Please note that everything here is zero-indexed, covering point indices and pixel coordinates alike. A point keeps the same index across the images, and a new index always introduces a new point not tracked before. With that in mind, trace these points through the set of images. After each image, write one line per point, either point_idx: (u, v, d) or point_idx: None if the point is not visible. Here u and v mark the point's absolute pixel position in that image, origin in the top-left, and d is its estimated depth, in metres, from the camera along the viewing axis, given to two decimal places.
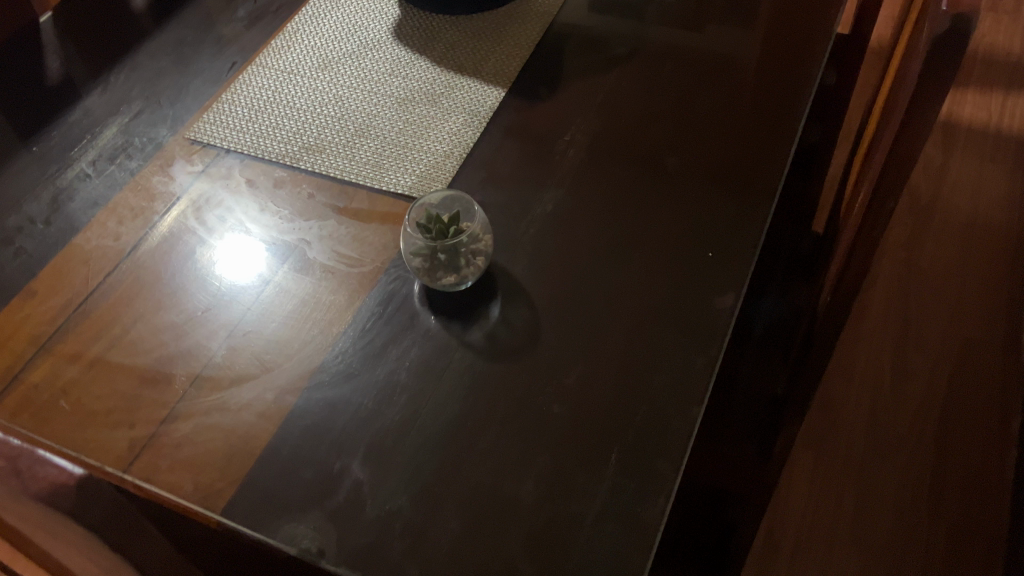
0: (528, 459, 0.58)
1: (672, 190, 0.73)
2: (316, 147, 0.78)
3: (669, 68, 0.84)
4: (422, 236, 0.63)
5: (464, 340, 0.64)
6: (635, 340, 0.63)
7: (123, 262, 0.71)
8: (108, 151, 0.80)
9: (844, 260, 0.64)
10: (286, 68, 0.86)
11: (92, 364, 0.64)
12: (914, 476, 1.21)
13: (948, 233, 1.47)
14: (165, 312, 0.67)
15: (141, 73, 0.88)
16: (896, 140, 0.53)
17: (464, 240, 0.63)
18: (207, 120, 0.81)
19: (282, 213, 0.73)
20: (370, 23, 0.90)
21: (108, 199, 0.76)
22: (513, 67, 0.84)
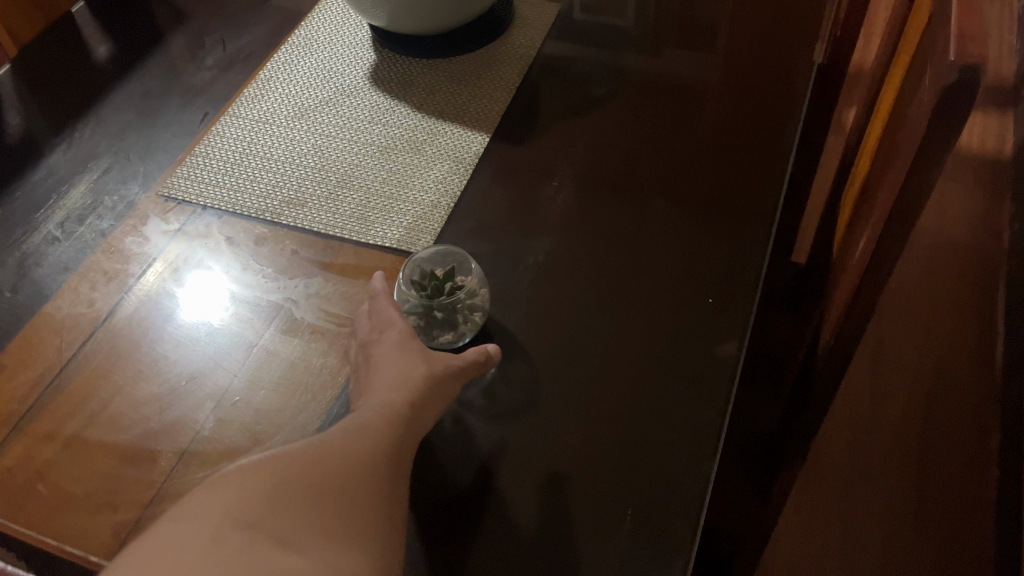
0: (537, 526, 0.56)
1: (665, 235, 0.72)
2: (298, 201, 0.75)
3: (652, 107, 0.83)
4: (416, 295, 0.62)
5: (462, 401, 0.63)
6: (639, 394, 0.62)
7: (99, 330, 0.67)
8: (77, 212, 0.76)
9: (844, 304, 0.63)
10: (261, 118, 0.83)
11: (69, 444, 0.61)
12: (900, 500, 1.21)
13: (917, 255, 1.49)
14: (147, 383, 0.64)
15: (108, 127, 0.85)
16: (900, 187, 0.53)
17: (460, 299, 0.62)
18: (181, 175, 0.78)
19: (265, 271, 0.70)
20: (345, 68, 0.88)
21: (80, 262, 0.72)
22: (495, 111, 0.83)
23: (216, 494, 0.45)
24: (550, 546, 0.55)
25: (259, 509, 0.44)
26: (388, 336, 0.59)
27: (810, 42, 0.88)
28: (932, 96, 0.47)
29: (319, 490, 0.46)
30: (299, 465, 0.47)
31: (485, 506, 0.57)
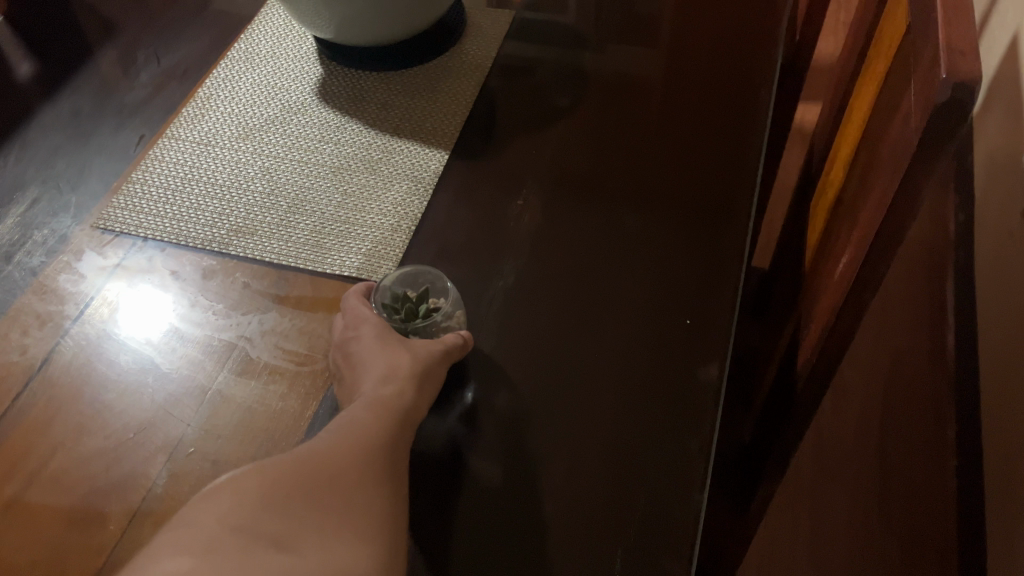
0: (524, 571, 0.52)
1: (637, 253, 0.69)
2: (247, 229, 0.70)
3: (615, 117, 0.80)
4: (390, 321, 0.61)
5: (434, 439, 0.59)
6: (621, 425, 0.59)
7: (35, 379, 0.62)
8: (2, 249, 0.70)
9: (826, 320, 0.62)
10: (202, 139, 0.78)
11: (5, 510, 0.55)
12: (864, 498, 1.21)
13: None
14: (91, 436, 0.59)
15: (34, 153, 0.79)
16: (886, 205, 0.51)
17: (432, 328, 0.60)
18: (117, 204, 0.73)
19: (215, 307, 0.66)
20: (290, 83, 0.83)
21: (9, 304, 0.66)
22: (452, 126, 0.80)
23: (213, 501, 0.43)
24: None
25: (274, 495, 0.44)
26: (365, 333, 0.59)
27: (770, 46, 0.86)
28: (923, 110, 0.45)
29: (328, 486, 0.46)
30: (306, 460, 0.47)
31: (467, 552, 0.53)
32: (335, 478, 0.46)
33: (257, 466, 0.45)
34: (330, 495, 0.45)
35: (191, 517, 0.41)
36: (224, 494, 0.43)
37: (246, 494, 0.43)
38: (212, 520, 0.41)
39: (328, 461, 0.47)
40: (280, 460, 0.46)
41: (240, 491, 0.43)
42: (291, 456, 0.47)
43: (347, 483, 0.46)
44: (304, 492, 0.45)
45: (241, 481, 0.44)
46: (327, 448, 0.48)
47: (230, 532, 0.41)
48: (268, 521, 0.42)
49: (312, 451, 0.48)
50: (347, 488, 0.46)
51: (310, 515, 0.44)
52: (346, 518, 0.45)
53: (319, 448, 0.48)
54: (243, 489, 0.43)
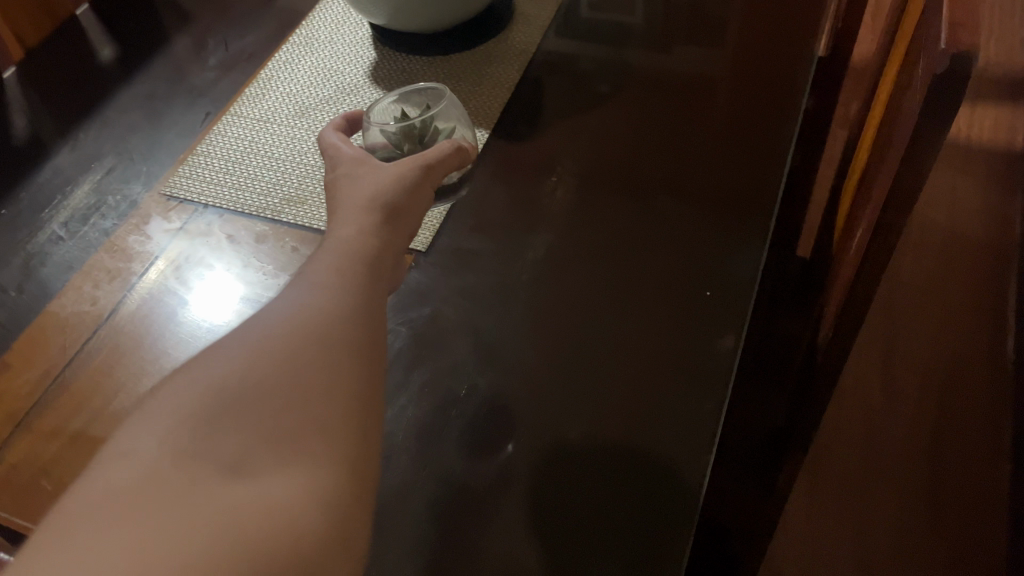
0: (534, 518, 0.56)
1: (664, 229, 0.72)
2: (298, 198, 0.76)
3: (652, 102, 0.83)
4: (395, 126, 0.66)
5: (459, 394, 0.63)
6: (637, 388, 0.62)
7: (102, 327, 0.68)
8: (81, 212, 0.77)
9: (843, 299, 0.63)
10: (262, 117, 0.84)
11: (72, 441, 0.61)
12: (914, 492, 1.17)
13: (926, 248, 1.47)
14: (148, 379, 0.64)
15: (112, 129, 0.86)
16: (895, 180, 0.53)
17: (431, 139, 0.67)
18: (183, 174, 0.79)
19: (265, 268, 0.71)
20: (345, 67, 0.89)
21: (83, 261, 0.73)
22: (494, 108, 0.84)
23: (173, 410, 0.41)
24: (547, 540, 0.55)
25: (224, 413, 0.41)
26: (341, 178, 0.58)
27: (811, 36, 0.88)
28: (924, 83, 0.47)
29: (285, 392, 0.42)
30: (266, 364, 0.43)
31: (483, 500, 0.57)
32: (296, 382, 0.42)
33: (214, 372, 0.43)
34: (288, 401, 0.42)
35: (141, 430, 0.40)
36: (182, 397, 0.42)
37: (193, 410, 0.41)
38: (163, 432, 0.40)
39: (289, 364, 0.43)
40: (237, 366, 0.43)
41: (190, 407, 0.41)
42: (252, 360, 0.43)
43: (309, 390, 0.42)
44: (263, 404, 0.41)
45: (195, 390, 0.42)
46: (293, 344, 0.44)
47: (181, 451, 0.39)
48: (217, 438, 0.40)
49: (270, 354, 0.44)
50: (312, 392, 0.42)
51: (262, 430, 0.40)
52: (311, 429, 0.41)
53: (280, 347, 0.44)
54: (195, 404, 0.41)
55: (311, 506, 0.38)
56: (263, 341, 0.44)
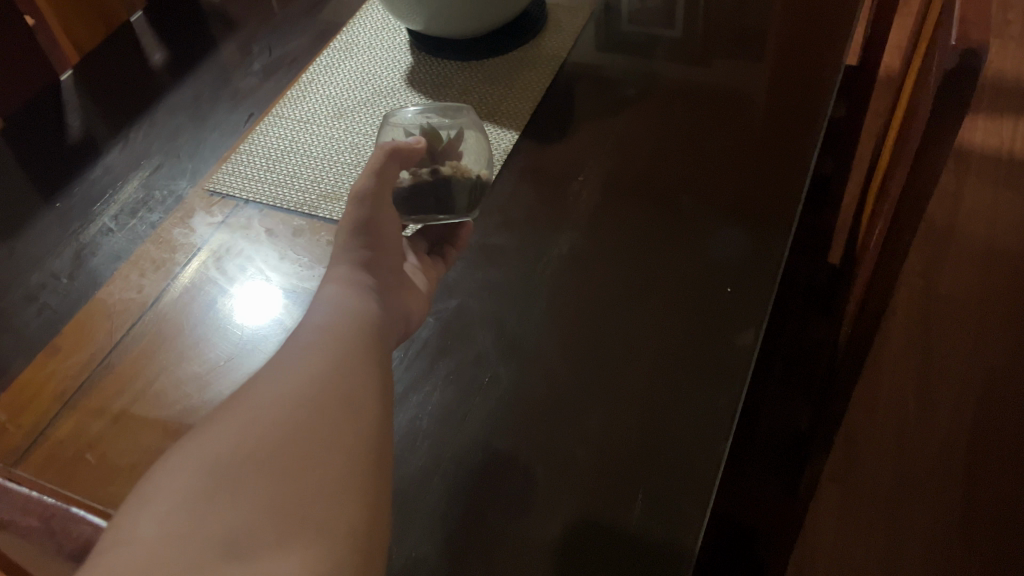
0: (552, 502, 0.58)
1: (687, 229, 0.74)
2: (333, 195, 0.78)
3: (679, 106, 0.85)
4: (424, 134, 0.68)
5: (483, 382, 0.65)
6: (656, 379, 0.63)
7: (146, 315, 0.71)
8: (129, 206, 0.81)
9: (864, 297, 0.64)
10: (302, 118, 0.87)
11: (116, 419, 0.64)
12: (945, 507, 1.16)
13: (967, 256, 1.44)
14: (188, 363, 0.67)
15: (160, 129, 0.90)
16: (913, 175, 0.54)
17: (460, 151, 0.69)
18: (226, 171, 0.83)
19: (301, 261, 0.74)
20: (382, 71, 0.92)
21: (130, 252, 0.77)
22: (525, 110, 0.86)
23: None
24: (565, 521, 0.56)
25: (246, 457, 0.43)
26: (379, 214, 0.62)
27: (839, 42, 0.89)
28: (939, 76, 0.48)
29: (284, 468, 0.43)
30: (266, 437, 0.44)
31: (503, 483, 0.59)
32: (296, 455, 0.44)
33: (213, 445, 0.44)
34: (287, 478, 0.43)
35: (148, 503, 0.41)
36: (187, 466, 0.43)
37: (198, 479, 0.42)
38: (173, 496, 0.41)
39: (288, 438, 0.45)
40: (238, 438, 0.44)
41: (194, 481, 0.42)
42: (251, 432, 0.45)
43: (311, 463, 0.44)
44: (263, 479, 0.43)
45: (197, 459, 0.43)
46: (293, 412, 0.46)
47: (186, 525, 0.40)
48: (222, 513, 0.41)
49: (267, 430, 0.45)
50: (311, 467, 0.44)
51: (269, 492, 0.42)
52: (309, 506, 0.42)
53: (279, 421, 0.45)
54: (197, 477, 0.42)
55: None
56: (263, 409, 0.46)
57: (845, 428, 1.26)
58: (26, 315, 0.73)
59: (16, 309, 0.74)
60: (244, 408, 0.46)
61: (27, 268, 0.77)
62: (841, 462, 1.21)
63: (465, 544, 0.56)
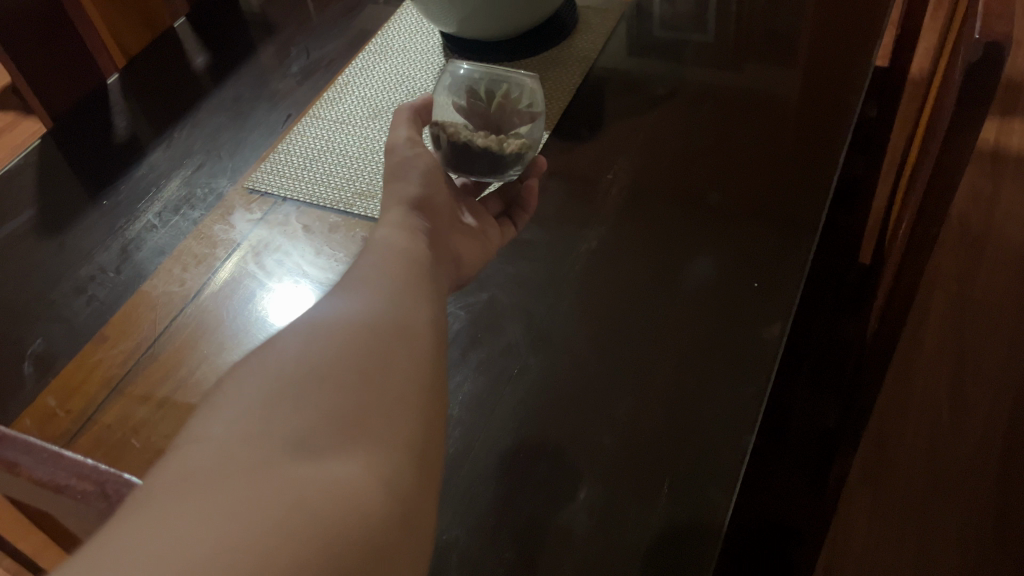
0: (580, 488, 0.59)
1: (714, 225, 0.75)
2: (368, 193, 0.81)
3: (708, 105, 0.86)
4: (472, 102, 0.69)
5: (513, 373, 0.66)
6: (683, 371, 0.64)
7: (188, 306, 0.74)
8: (172, 203, 0.84)
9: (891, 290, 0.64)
10: (338, 118, 0.90)
11: (160, 406, 0.67)
12: (978, 510, 1.15)
13: (1003, 258, 1.42)
14: (228, 353, 0.70)
15: (202, 129, 0.93)
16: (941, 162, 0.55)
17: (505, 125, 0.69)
18: (264, 170, 0.86)
19: (337, 256, 0.76)
20: (416, 73, 0.94)
21: (173, 247, 0.80)
22: (555, 110, 0.87)
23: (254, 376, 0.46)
24: (592, 508, 0.58)
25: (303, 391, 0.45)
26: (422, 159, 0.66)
27: (869, 42, 0.89)
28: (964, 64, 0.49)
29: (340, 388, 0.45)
30: (322, 358, 0.47)
31: (532, 470, 0.60)
32: (350, 372, 0.46)
33: (271, 368, 0.46)
34: (344, 392, 0.45)
35: (212, 419, 0.44)
36: (244, 391, 0.45)
37: (258, 396, 0.44)
38: (229, 419, 0.43)
39: (343, 359, 0.47)
40: (296, 361, 0.46)
41: (255, 398, 0.44)
42: (310, 356, 0.47)
43: (367, 383, 0.46)
44: (323, 391, 0.45)
45: (255, 384, 0.45)
46: (344, 339, 0.48)
47: (251, 435, 0.42)
48: (286, 420, 0.43)
49: (322, 352, 0.47)
50: (367, 384, 0.46)
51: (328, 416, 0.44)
52: (366, 418, 0.44)
53: (333, 344, 0.48)
54: (259, 395, 0.44)
55: (376, 486, 0.42)
56: (317, 338, 0.48)
57: (876, 429, 1.25)
58: (74, 305, 0.76)
59: (65, 301, 0.77)
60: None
61: (75, 262, 0.81)
62: (871, 464, 1.21)
63: (494, 529, 0.58)
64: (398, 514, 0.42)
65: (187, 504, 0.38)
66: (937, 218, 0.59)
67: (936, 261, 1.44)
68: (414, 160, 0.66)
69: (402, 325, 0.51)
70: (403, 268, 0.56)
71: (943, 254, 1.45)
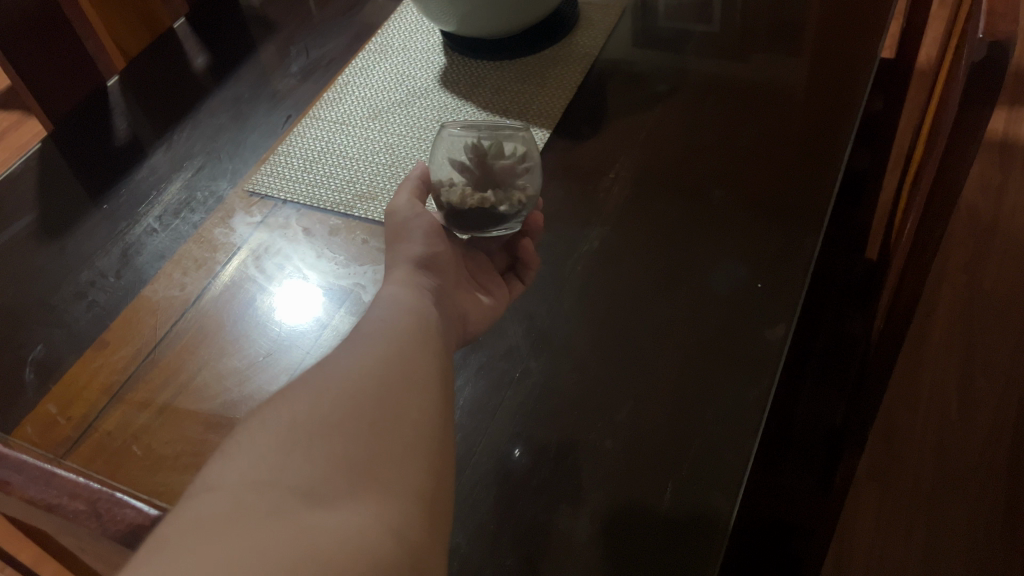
0: (582, 493, 0.58)
1: (717, 223, 0.74)
2: (369, 194, 0.80)
3: (711, 101, 0.85)
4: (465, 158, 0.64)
5: (514, 376, 0.66)
6: (685, 373, 0.64)
7: (189, 310, 0.74)
8: (173, 206, 0.84)
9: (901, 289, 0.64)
10: (338, 119, 0.89)
11: (161, 411, 0.66)
12: (988, 504, 1.14)
13: (1012, 250, 1.41)
14: (229, 358, 0.69)
15: (202, 130, 0.93)
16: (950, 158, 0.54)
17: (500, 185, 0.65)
18: (264, 172, 0.85)
19: (338, 259, 0.76)
20: (416, 72, 0.93)
21: (173, 251, 0.80)
22: (557, 108, 0.87)
23: None
24: (595, 512, 0.57)
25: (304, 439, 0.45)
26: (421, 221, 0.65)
27: (875, 34, 0.88)
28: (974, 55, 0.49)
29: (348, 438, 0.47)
30: (331, 405, 0.48)
31: (534, 474, 0.60)
32: (359, 421, 0.47)
33: (279, 415, 0.47)
34: (352, 442, 0.46)
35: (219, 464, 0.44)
36: (253, 436, 0.46)
37: (268, 442, 0.45)
38: (237, 467, 0.44)
39: (352, 407, 0.48)
40: (304, 409, 0.47)
41: (264, 445, 0.45)
42: (318, 403, 0.48)
43: (375, 432, 0.47)
44: (332, 440, 0.46)
45: (263, 430, 0.46)
46: (351, 386, 0.49)
47: (261, 485, 0.43)
48: (296, 470, 0.44)
49: (330, 399, 0.48)
50: (376, 434, 0.47)
51: (332, 466, 0.45)
52: (374, 468, 0.45)
53: (340, 391, 0.49)
54: (267, 443, 0.45)
55: (381, 532, 0.43)
56: (324, 384, 0.49)
57: (884, 424, 1.24)
58: (76, 311, 0.76)
59: (66, 306, 0.77)
60: (279, 406, 0.48)
61: (76, 266, 0.80)
62: (879, 460, 1.20)
63: (496, 535, 0.57)
64: (405, 561, 0.42)
65: (197, 549, 0.38)
66: (943, 216, 0.58)
67: (945, 254, 1.43)
68: (419, 219, 0.65)
69: (405, 371, 0.51)
70: (407, 317, 0.57)
71: (951, 247, 1.44)
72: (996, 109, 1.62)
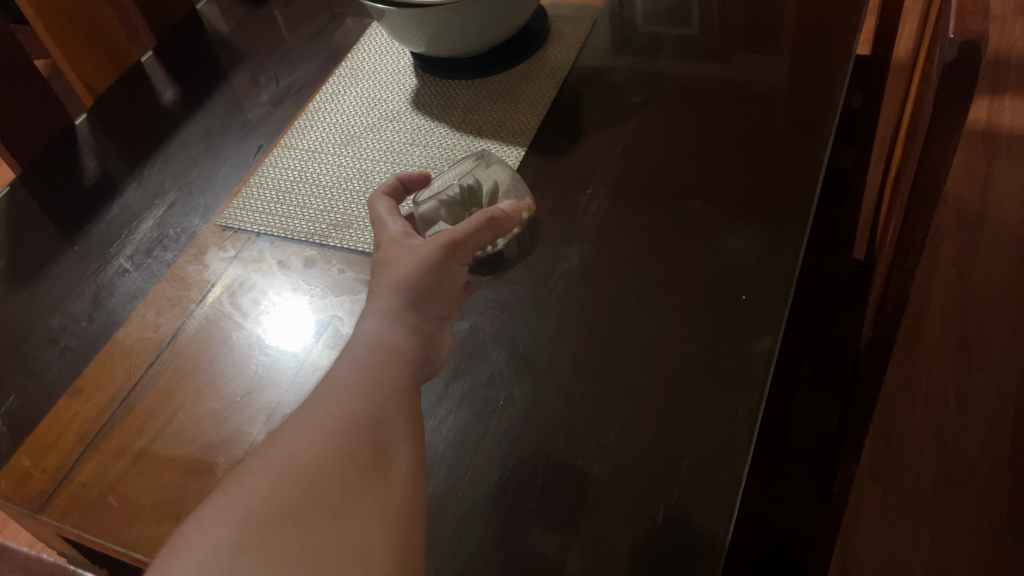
0: (572, 526, 0.57)
1: (699, 235, 0.73)
2: (344, 223, 0.79)
3: (687, 107, 0.84)
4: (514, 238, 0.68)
5: (498, 405, 0.64)
6: (671, 392, 0.62)
7: (164, 351, 0.72)
8: (145, 245, 0.83)
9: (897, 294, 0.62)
10: (311, 147, 0.88)
11: (137, 459, 0.65)
12: (992, 498, 1.12)
13: (1000, 241, 1.39)
14: (206, 400, 0.68)
15: (173, 165, 0.91)
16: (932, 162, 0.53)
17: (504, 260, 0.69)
18: (237, 205, 0.84)
19: (314, 291, 0.74)
20: (388, 95, 0.92)
21: (146, 291, 0.78)
22: (531, 124, 0.86)
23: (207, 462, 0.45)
24: (586, 544, 0.56)
25: (263, 513, 0.45)
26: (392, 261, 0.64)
27: (850, 32, 0.87)
28: (944, 55, 0.48)
29: (320, 503, 0.46)
30: (288, 472, 0.46)
31: (520, 507, 0.58)
32: (324, 487, 0.46)
33: (255, 470, 0.46)
34: (327, 508, 0.45)
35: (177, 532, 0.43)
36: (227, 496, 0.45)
37: (240, 502, 0.45)
38: (207, 530, 0.43)
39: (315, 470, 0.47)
40: (274, 472, 0.46)
41: (236, 510, 0.44)
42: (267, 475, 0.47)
43: (337, 495, 0.46)
44: (292, 512, 0.45)
45: (238, 489, 0.46)
46: (325, 439, 0.48)
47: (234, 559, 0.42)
48: (253, 547, 0.43)
49: (307, 456, 0.47)
50: (337, 499, 0.46)
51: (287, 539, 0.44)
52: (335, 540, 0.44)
53: (317, 447, 0.48)
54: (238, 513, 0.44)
55: None
56: (301, 437, 0.48)
57: (882, 422, 1.22)
58: (48, 357, 0.74)
59: (38, 353, 0.75)
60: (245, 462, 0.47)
61: (48, 311, 0.79)
62: (879, 460, 1.18)
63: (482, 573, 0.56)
64: None
65: None
66: (925, 217, 0.57)
67: (935, 247, 1.41)
68: None
69: (368, 417, 0.50)
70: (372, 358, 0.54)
71: (941, 242, 1.42)
72: (977, 98, 1.61)
